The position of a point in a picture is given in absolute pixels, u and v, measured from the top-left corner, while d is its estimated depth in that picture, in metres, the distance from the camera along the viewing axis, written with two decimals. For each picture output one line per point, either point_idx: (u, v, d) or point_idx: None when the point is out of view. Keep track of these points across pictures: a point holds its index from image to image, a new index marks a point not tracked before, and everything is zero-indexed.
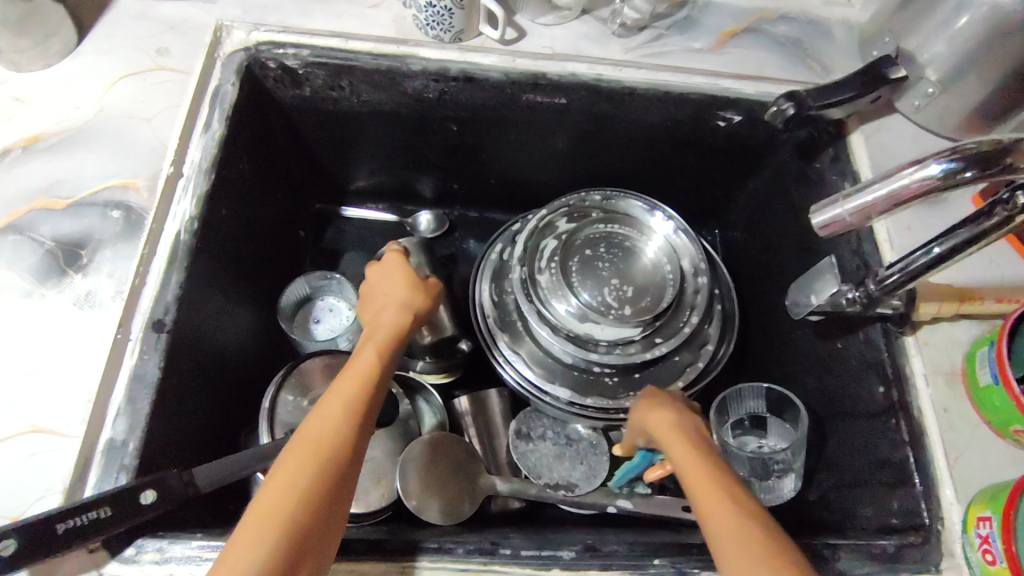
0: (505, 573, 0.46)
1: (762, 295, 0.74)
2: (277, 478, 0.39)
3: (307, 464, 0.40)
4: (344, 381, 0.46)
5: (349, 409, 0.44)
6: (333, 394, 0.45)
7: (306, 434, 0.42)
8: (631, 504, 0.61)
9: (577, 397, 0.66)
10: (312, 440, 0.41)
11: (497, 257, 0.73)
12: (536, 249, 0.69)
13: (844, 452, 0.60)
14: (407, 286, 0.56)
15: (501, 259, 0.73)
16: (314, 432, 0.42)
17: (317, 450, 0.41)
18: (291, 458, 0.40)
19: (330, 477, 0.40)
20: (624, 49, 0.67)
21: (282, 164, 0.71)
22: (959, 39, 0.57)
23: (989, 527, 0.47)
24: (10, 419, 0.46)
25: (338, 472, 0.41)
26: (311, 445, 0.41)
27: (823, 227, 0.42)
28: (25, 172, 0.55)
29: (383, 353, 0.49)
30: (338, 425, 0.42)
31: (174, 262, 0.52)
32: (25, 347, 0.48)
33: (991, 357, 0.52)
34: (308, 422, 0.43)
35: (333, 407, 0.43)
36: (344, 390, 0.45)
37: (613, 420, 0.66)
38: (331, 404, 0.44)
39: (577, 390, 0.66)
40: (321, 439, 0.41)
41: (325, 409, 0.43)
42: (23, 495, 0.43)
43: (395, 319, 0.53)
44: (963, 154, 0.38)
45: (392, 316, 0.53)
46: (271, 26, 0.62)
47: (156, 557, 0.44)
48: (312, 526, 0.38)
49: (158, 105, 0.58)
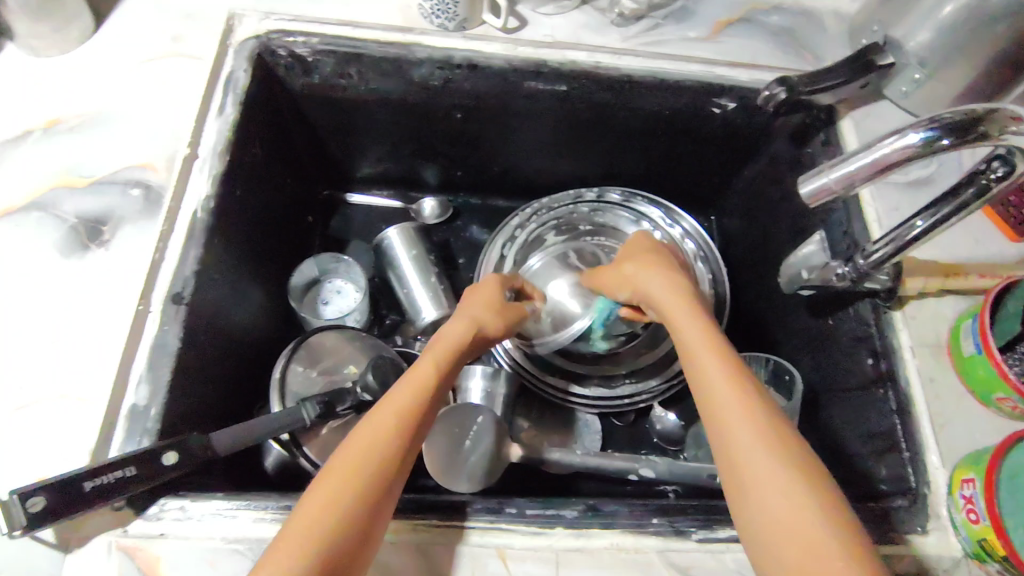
0: (511, 531, 0.48)
1: (756, 279, 0.77)
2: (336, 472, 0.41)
3: (359, 467, 0.42)
4: (400, 390, 0.48)
5: (405, 416, 0.46)
6: (389, 401, 0.47)
7: (357, 439, 0.44)
8: (655, 471, 0.62)
9: (576, 387, 0.70)
10: (365, 444, 0.43)
11: (498, 257, 0.76)
12: (524, 261, 0.76)
13: (835, 424, 0.63)
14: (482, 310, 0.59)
15: (501, 261, 0.75)
16: (367, 436, 0.44)
17: (377, 439, 0.44)
18: (346, 458, 0.42)
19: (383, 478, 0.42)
20: (622, 38, 0.69)
21: (292, 151, 0.73)
22: (943, 27, 0.59)
23: (973, 488, 0.49)
24: (38, 385, 0.48)
25: (389, 474, 0.43)
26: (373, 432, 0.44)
27: (810, 196, 0.44)
28: (48, 152, 0.57)
29: (441, 367, 0.51)
30: (392, 430, 0.45)
31: (191, 239, 0.55)
32: (51, 316, 0.50)
33: (973, 329, 0.54)
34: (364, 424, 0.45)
35: (387, 414, 0.46)
36: (403, 398, 0.47)
37: (610, 407, 0.70)
38: (390, 408, 0.46)
39: (578, 381, 0.71)
40: (383, 436, 0.44)
41: (381, 416, 0.45)
42: (51, 455, 0.46)
43: (460, 338, 0.55)
44: (940, 123, 0.41)
45: (452, 333, 0.55)
46: (282, 15, 0.65)
47: (178, 515, 0.46)
48: (360, 521, 0.40)
49: (174, 90, 0.61)
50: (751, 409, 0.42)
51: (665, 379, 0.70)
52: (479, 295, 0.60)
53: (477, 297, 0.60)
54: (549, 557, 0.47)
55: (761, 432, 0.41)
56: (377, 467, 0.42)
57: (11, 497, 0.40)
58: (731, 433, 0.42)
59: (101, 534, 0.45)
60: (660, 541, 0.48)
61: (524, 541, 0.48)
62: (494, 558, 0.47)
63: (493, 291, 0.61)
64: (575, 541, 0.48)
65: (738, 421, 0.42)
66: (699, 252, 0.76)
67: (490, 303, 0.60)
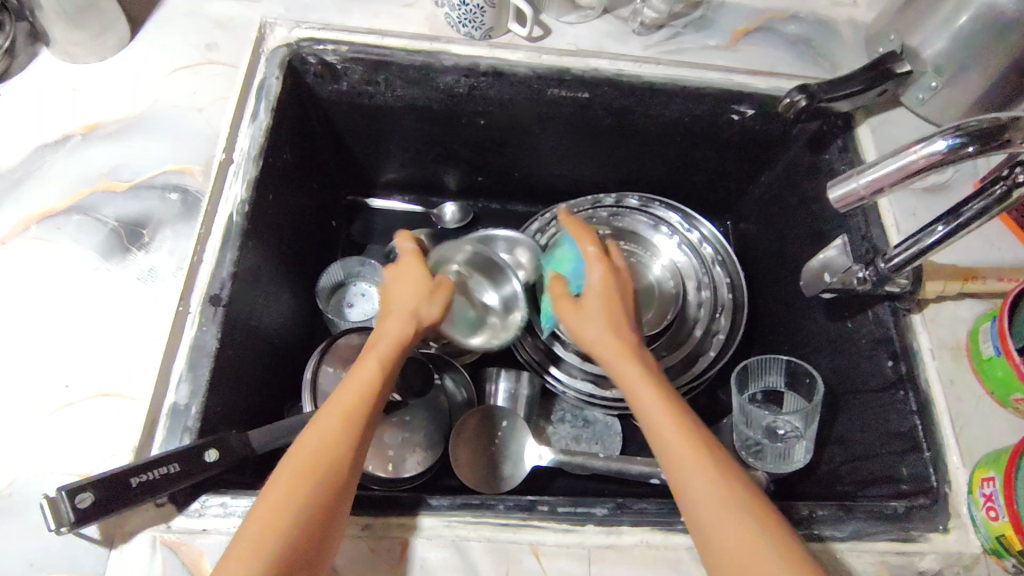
0: (543, 528, 0.49)
1: (774, 282, 0.78)
2: (281, 477, 0.42)
3: (308, 469, 0.42)
4: (346, 391, 0.47)
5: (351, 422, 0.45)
6: (331, 404, 0.46)
7: (303, 448, 0.43)
8: None
9: (595, 389, 0.69)
10: (315, 448, 0.43)
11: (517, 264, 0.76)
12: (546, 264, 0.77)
13: (854, 425, 0.64)
14: (419, 292, 0.53)
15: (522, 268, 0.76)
16: (314, 444, 0.43)
17: (325, 447, 0.43)
18: (293, 463, 0.43)
19: (331, 483, 0.42)
20: (643, 46, 0.71)
21: (318, 155, 0.74)
22: (959, 37, 0.61)
23: (993, 486, 0.50)
24: (81, 384, 0.49)
25: (340, 478, 0.43)
26: (321, 439, 0.44)
27: (839, 200, 0.46)
28: (86, 157, 0.58)
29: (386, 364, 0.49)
30: (341, 435, 0.44)
31: (227, 241, 0.56)
32: (95, 317, 0.52)
33: (993, 331, 0.55)
34: (310, 430, 0.45)
35: (333, 418, 0.45)
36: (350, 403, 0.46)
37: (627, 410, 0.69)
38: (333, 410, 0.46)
39: (597, 382, 0.70)
40: (329, 443, 0.44)
41: (329, 421, 0.45)
42: (96, 452, 0.47)
43: (398, 332, 0.51)
44: (966, 131, 0.42)
45: (391, 328, 0.51)
46: (312, 24, 0.66)
47: (220, 511, 0.47)
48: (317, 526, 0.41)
49: (209, 96, 0.62)
50: (690, 440, 0.44)
51: (687, 382, 0.71)
52: (405, 275, 0.54)
53: (408, 275, 0.54)
54: (580, 553, 0.48)
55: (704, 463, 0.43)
56: (325, 474, 0.42)
57: (59, 494, 0.41)
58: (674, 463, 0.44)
59: (144, 530, 0.46)
60: (689, 538, 0.49)
61: (556, 538, 0.49)
62: (528, 554, 0.48)
63: (416, 264, 0.55)
64: (606, 539, 0.49)
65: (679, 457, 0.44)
66: (717, 256, 0.77)
67: (418, 289, 0.53)
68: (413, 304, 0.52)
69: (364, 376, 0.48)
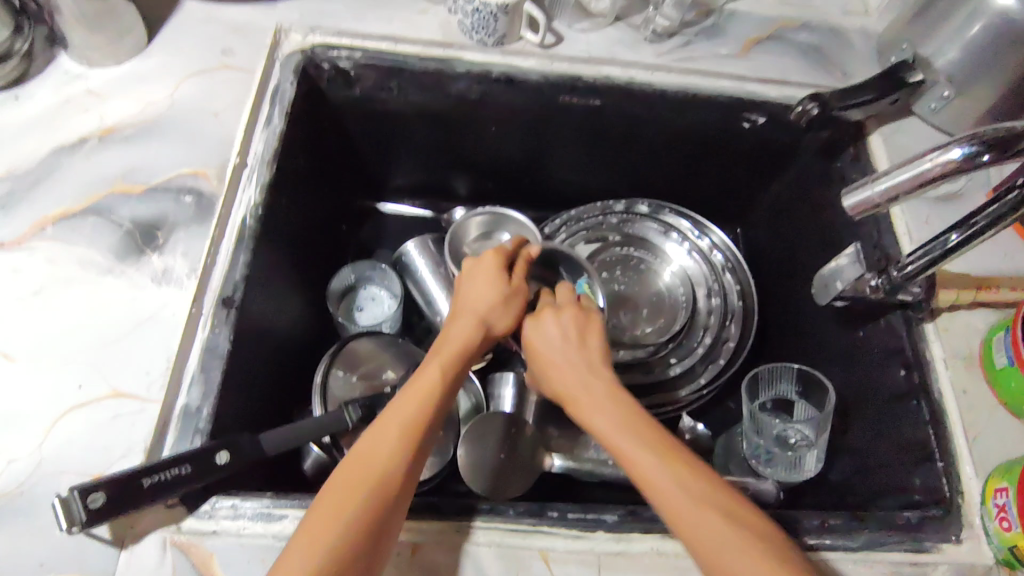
0: (553, 534, 0.49)
1: (784, 291, 0.78)
2: (342, 478, 0.43)
3: (365, 472, 0.43)
4: (407, 396, 0.48)
5: (411, 425, 0.46)
6: (397, 407, 0.47)
7: (359, 450, 0.44)
8: None
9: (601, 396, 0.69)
10: (370, 453, 0.44)
11: None
12: None
13: (866, 435, 0.63)
14: (496, 298, 0.55)
15: None
16: (371, 447, 0.44)
17: (380, 452, 0.44)
18: (352, 465, 0.43)
19: (388, 485, 0.42)
20: (656, 54, 0.71)
21: (331, 161, 0.75)
22: (972, 46, 0.61)
23: (1006, 497, 0.50)
24: (94, 384, 0.50)
25: (396, 480, 0.43)
26: (377, 442, 0.44)
27: (853, 208, 0.46)
28: (103, 160, 0.59)
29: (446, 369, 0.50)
30: (401, 437, 0.45)
31: (240, 244, 0.56)
32: (109, 318, 0.52)
33: (1006, 340, 0.55)
34: (367, 433, 0.45)
35: (392, 423, 0.46)
36: (409, 404, 0.47)
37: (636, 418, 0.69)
38: (394, 415, 0.46)
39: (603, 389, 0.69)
40: (382, 449, 0.44)
41: (386, 424, 0.46)
42: (108, 453, 0.47)
43: (466, 339, 0.53)
44: (981, 139, 0.42)
45: (458, 333, 0.53)
46: (326, 30, 0.67)
47: (230, 513, 0.47)
48: (375, 526, 0.41)
49: (224, 100, 0.63)
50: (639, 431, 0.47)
51: (695, 390, 0.71)
52: (483, 280, 0.57)
53: (488, 281, 0.56)
54: (591, 559, 0.48)
55: (649, 447, 0.45)
56: (382, 474, 0.43)
57: (72, 493, 0.41)
58: (638, 470, 0.45)
59: (154, 531, 0.46)
60: None
61: (566, 545, 0.49)
62: (538, 560, 0.48)
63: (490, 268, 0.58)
64: (616, 546, 0.49)
65: (644, 457, 0.45)
66: (727, 264, 0.77)
67: (493, 296, 0.56)
68: (486, 312, 0.55)
69: (427, 381, 0.49)
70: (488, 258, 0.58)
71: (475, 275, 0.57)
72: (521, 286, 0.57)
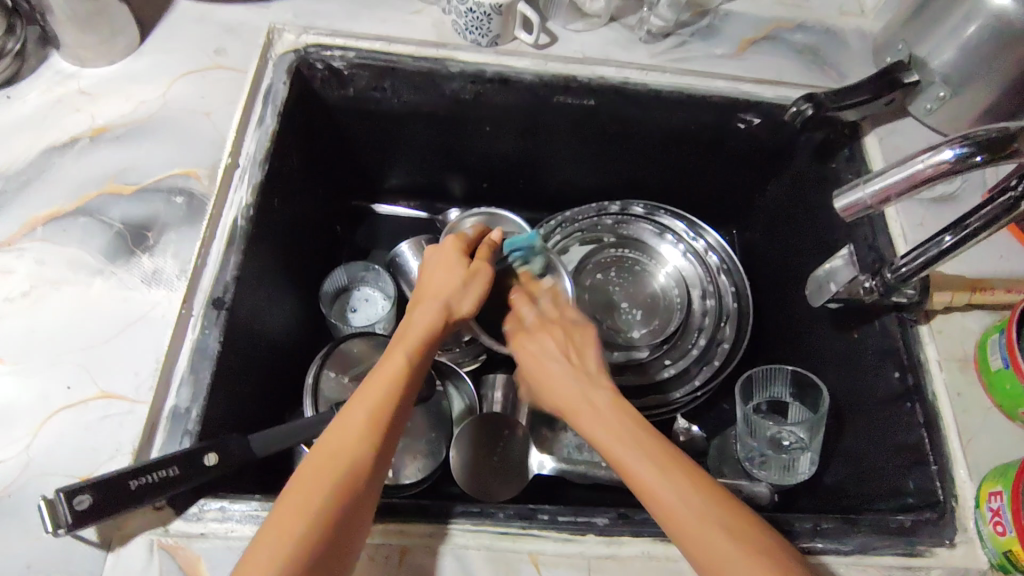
0: (543, 537, 0.49)
1: (779, 292, 0.77)
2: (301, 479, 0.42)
3: (322, 473, 0.42)
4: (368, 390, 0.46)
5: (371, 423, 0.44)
6: (358, 401, 0.46)
7: (319, 449, 0.43)
8: None
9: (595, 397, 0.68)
10: (329, 452, 0.43)
11: None
12: None
13: (859, 438, 0.63)
14: (456, 283, 0.53)
15: None
16: (330, 447, 0.43)
17: (338, 451, 0.43)
18: (312, 464, 0.42)
19: (344, 485, 0.42)
20: (650, 54, 0.71)
21: (325, 161, 0.75)
22: (968, 47, 0.60)
23: (1000, 501, 0.49)
24: (83, 385, 0.49)
25: (354, 480, 0.42)
26: (336, 441, 0.43)
27: (845, 209, 0.46)
28: (93, 160, 0.59)
29: (411, 361, 0.48)
30: (360, 436, 0.44)
31: (231, 245, 0.56)
32: (98, 318, 0.52)
33: (1001, 343, 0.54)
34: (329, 430, 0.44)
35: (353, 420, 0.44)
36: (369, 400, 0.45)
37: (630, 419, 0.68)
38: (354, 412, 0.45)
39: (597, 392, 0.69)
40: (341, 447, 0.43)
41: (346, 421, 0.44)
42: (95, 455, 0.47)
43: (427, 325, 0.50)
44: (974, 140, 0.41)
45: (420, 321, 0.50)
46: (320, 30, 0.67)
47: (218, 516, 0.47)
48: (334, 527, 0.41)
49: (216, 100, 0.62)
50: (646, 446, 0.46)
51: (689, 392, 0.70)
52: (442, 264, 0.54)
53: (449, 266, 0.54)
54: (580, 563, 0.48)
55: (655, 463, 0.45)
56: (340, 474, 0.42)
57: (58, 496, 0.41)
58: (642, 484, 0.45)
59: (142, 533, 0.46)
60: None
61: (556, 548, 0.48)
62: (527, 563, 0.48)
63: (453, 253, 0.55)
64: (606, 549, 0.48)
65: (651, 473, 0.45)
66: (722, 265, 0.77)
67: (452, 279, 0.53)
68: (447, 296, 0.52)
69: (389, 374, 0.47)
70: (448, 243, 0.56)
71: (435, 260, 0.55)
72: (482, 268, 0.54)
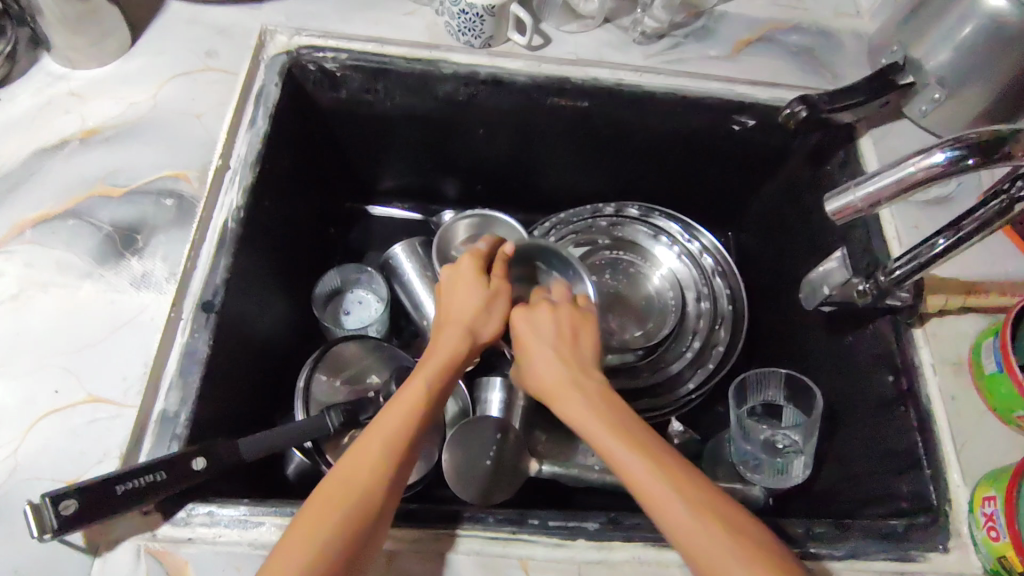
0: (532, 543, 0.48)
1: (773, 295, 0.77)
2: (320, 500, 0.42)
3: (340, 494, 0.42)
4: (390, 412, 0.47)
5: (392, 445, 0.44)
6: (379, 423, 0.46)
7: (338, 470, 0.43)
8: None
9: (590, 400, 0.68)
10: (348, 473, 0.43)
11: None
12: None
13: (852, 441, 0.63)
14: (476, 306, 0.54)
15: None
16: (350, 468, 0.43)
17: (356, 472, 0.43)
18: (330, 485, 0.43)
19: (362, 509, 0.42)
20: (644, 56, 0.70)
21: (318, 163, 0.74)
22: (963, 48, 0.60)
23: (993, 506, 0.49)
24: (70, 389, 0.49)
25: (371, 502, 0.42)
26: (355, 462, 0.43)
27: (836, 213, 0.45)
28: (83, 162, 0.58)
29: (431, 384, 0.49)
30: (379, 457, 0.44)
31: (222, 247, 0.56)
32: (87, 321, 0.52)
33: (995, 347, 0.54)
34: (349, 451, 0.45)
35: (372, 442, 0.44)
36: (391, 422, 0.46)
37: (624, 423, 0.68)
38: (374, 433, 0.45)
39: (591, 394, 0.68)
40: (360, 469, 0.43)
41: (365, 442, 0.45)
42: (83, 459, 0.47)
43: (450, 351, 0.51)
44: (965, 143, 0.41)
45: (444, 345, 0.52)
46: (312, 31, 0.66)
47: (206, 520, 0.47)
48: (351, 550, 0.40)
49: (207, 102, 0.62)
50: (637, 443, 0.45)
51: (683, 395, 0.70)
52: (462, 287, 0.56)
53: (468, 288, 0.55)
54: (570, 568, 0.48)
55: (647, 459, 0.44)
56: (358, 497, 0.42)
57: (43, 501, 0.41)
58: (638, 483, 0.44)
59: (129, 537, 0.45)
60: None
61: (545, 553, 0.48)
62: (517, 568, 0.47)
63: (471, 275, 0.56)
64: (597, 554, 0.48)
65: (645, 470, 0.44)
66: (717, 268, 0.76)
67: (473, 303, 0.54)
68: (469, 320, 0.54)
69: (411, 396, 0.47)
70: (468, 265, 0.57)
71: (454, 281, 0.56)
72: (502, 290, 0.56)
